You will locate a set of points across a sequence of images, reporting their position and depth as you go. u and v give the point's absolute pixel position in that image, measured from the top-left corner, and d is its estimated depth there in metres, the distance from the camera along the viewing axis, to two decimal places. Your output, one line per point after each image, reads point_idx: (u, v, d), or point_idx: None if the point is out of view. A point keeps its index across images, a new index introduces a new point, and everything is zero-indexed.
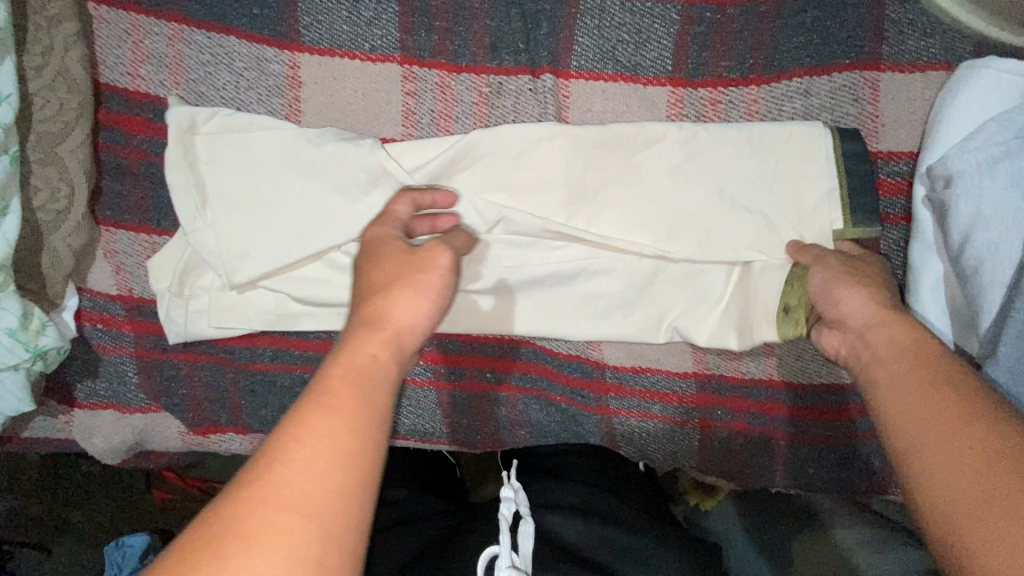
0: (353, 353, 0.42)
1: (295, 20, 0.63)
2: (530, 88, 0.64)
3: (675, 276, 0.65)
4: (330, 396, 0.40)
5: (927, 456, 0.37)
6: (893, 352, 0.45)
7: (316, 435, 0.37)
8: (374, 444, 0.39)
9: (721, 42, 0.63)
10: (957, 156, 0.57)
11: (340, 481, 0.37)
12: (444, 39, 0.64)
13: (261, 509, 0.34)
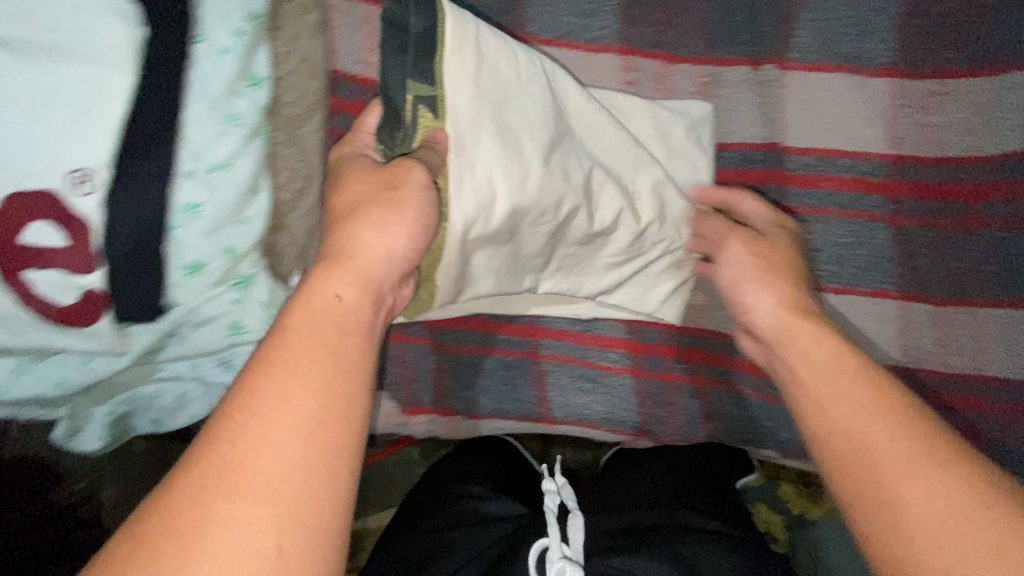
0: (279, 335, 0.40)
1: (524, 11, 0.65)
2: (747, 78, 0.65)
3: (883, 261, 0.66)
4: (272, 377, 0.38)
5: (897, 494, 0.39)
6: (819, 371, 0.47)
7: (275, 391, 0.37)
8: (324, 444, 0.37)
9: (945, 33, 0.63)
10: None
11: (297, 478, 0.35)
12: (665, 30, 0.65)
13: (210, 490, 0.34)
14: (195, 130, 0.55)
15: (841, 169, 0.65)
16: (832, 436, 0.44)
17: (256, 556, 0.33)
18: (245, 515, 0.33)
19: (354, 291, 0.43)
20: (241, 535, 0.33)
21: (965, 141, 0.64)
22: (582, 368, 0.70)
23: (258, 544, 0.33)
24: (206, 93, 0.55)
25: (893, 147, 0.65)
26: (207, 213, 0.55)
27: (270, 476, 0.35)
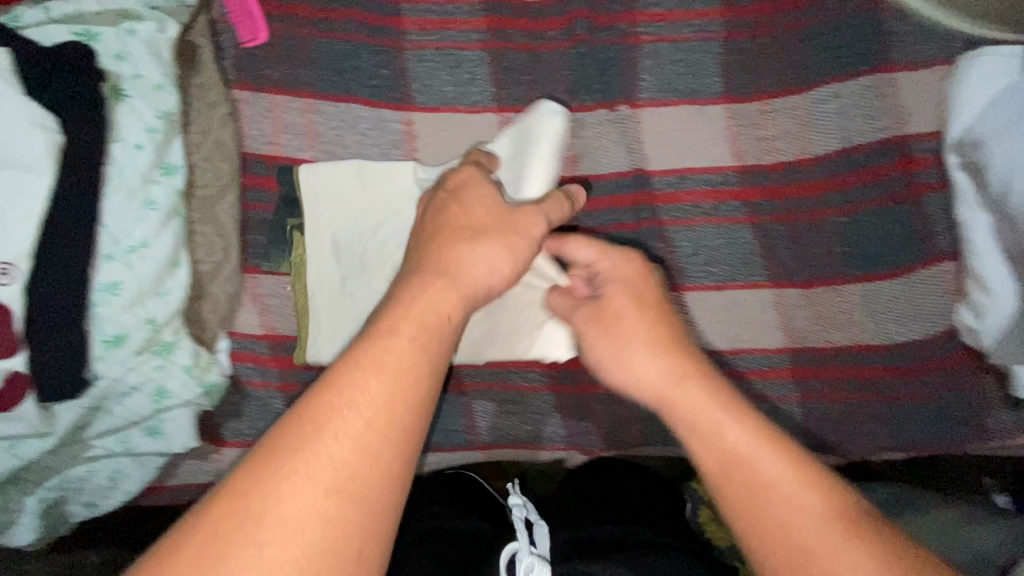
0: (346, 367, 0.45)
1: (409, 86, 0.75)
2: (607, 119, 0.76)
3: (751, 255, 0.75)
4: (343, 409, 0.43)
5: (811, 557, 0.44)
6: (704, 431, 0.50)
7: (342, 400, 0.43)
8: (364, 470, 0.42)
9: (761, 63, 0.76)
10: (985, 120, 0.68)
11: (367, 474, 0.42)
12: (532, 88, 0.76)
13: (262, 489, 0.40)
14: (113, 219, 0.61)
15: (700, 184, 0.75)
16: (736, 510, 0.47)
17: (326, 540, 0.39)
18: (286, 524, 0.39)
19: (416, 339, 0.48)
20: (290, 529, 0.39)
21: (800, 147, 0.74)
22: (504, 392, 0.76)
23: (311, 539, 0.39)
24: (123, 186, 0.62)
25: (739, 159, 0.75)
26: (127, 290, 0.60)
27: (314, 476, 0.41)
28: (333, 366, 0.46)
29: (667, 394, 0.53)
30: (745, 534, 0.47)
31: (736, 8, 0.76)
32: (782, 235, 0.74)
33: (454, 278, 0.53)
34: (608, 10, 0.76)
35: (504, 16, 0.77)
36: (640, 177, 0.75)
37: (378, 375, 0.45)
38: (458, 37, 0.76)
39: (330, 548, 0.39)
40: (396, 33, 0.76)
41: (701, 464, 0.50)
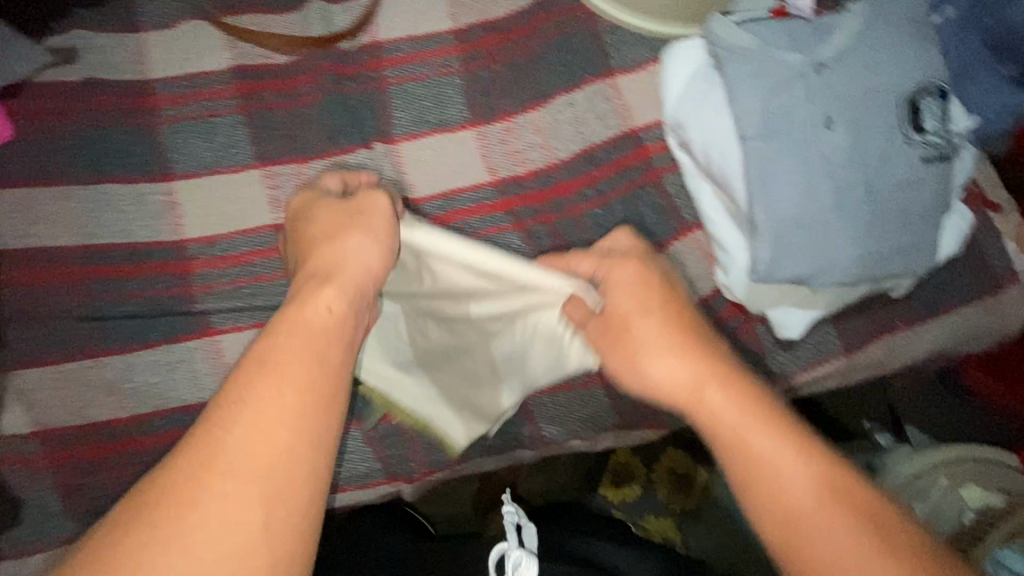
0: (260, 355, 0.47)
1: (167, 159, 0.77)
2: (369, 157, 0.80)
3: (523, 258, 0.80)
4: (236, 416, 0.43)
5: (782, 483, 0.48)
6: (729, 414, 0.52)
7: (253, 393, 0.44)
8: (281, 472, 0.42)
9: (500, 86, 0.83)
10: (683, 99, 0.75)
11: (291, 443, 0.43)
12: (291, 141, 0.80)
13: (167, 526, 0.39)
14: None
15: (464, 203, 0.80)
16: (742, 483, 0.49)
17: (240, 526, 0.40)
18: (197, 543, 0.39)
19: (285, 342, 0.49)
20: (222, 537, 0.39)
21: (546, 153, 0.82)
22: None
23: (220, 539, 0.39)
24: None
25: (493, 174, 0.81)
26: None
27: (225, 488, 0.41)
28: (244, 364, 0.47)
29: (693, 389, 0.55)
30: (765, 528, 0.48)
31: (470, 42, 0.84)
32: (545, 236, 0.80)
33: (342, 273, 0.57)
34: (354, 62, 0.83)
35: (258, 82, 0.82)
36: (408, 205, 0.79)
37: (277, 381, 0.45)
38: (214, 107, 0.80)
39: (242, 544, 0.39)
40: (150, 112, 0.79)
41: (723, 451, 0.51)
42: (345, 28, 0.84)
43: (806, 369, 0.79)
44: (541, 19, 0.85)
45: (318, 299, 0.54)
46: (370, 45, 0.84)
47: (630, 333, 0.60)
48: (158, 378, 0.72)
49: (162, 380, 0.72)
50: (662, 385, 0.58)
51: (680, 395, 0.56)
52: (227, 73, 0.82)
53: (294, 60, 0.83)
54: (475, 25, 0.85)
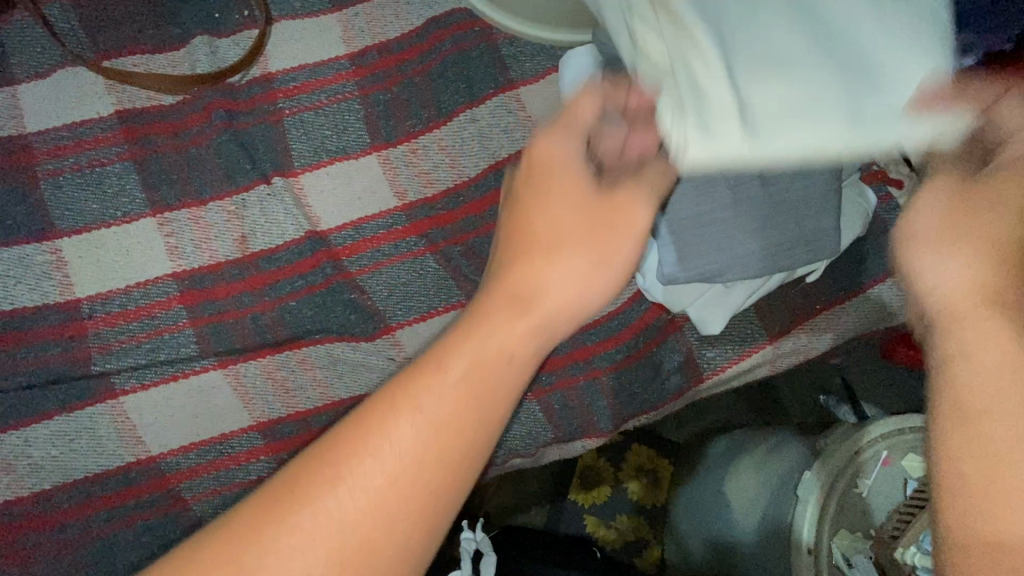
0: (542, 220, 0.50)
1: (55, 214, 0.74)
2: (269, 192, 0.78)
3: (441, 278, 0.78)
4: (443, 367, 0.44)
5: (959, 380, 0.34)
6: (987, 356, 0.34)
7: (459, 362, 0.44)
8: (484, 397, 0.44)
9: (399, 109, 0.83)
10: None
11: (432, 450, 0.42)
12: (188, 183, 0.77)
13: (359, 462, 0.41)
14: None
15: (375, 229, 0.78)
16: (962, 421, 0.33)
17: (372, 514, 0.40)
18: (399, 508, 0.41)
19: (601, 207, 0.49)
20: (381, 500, 0.40)
21: (454, 172, 0.81)
22: (229, 493, 0.68)
23: (332, 530, 0.39)
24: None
25: (401, 198, 0.80)
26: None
27: (394, 435, 0.41)
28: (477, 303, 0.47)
29: (950, 311, 0.37)
30: (966, 536, 0.32)
31: (366, 66, 0.84)
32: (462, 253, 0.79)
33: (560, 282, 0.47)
34: (247, 96, 0.82)
35: (146, 124, 0.79)
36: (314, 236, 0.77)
37: (520, 304, 0.47)
38: (99, 154, 0.77)
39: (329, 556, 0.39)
40: (29, 167, 0.75)
41: (938, 370, 0.36)
42: (236, 61, 0.83)
43: (733, 362, 0.80)
44: (435, 36, 0.85)
45: (554, 206, 0.50)
46: (263, 77, 0.82)
47: (938, 231, 0.40)
48: (58, 449, 0.67)
49: (63, 450, 0.67)
50: (924, 295, 0.39)
51: (946, 310, 0.37)
52: (110, 117, 0.78)
53: (182, 99, 0.80)
54: (369, 49, 0.84)
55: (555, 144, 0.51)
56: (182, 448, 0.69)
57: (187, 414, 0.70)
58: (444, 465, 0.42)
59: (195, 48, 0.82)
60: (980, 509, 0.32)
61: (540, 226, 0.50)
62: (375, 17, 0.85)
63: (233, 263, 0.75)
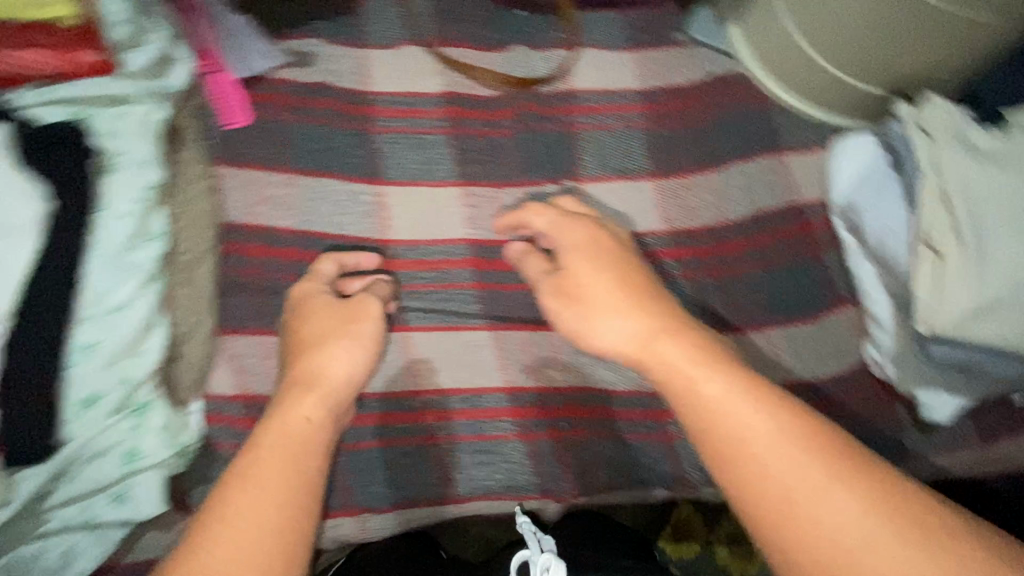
0: (307, 336, 0.65)
1: (378, 164, 0.84)
2: (557, 190, 0.87)
3: (689, 304, 0.86)
4: (258, 458, 0.54)
5: (744, 441, 0.50)
6: (795, 474, 0.47)
7: (257, 460, 0.54)
8: (303, 452, 0.56)
9: (679, 146, 0.90)
10: (857, 190, 0.85)
11: (272, 512, 0.51)
12: (489, 167, 0.87)
13: (238, 496, 0.51)
14: (93, 289, 0.62)
15: (640, 245, 0.86)
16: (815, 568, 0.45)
17: (232, 559, 0.48)
18: (246, 517, 0.50)
19: (624, 287, 0.63)
20: (263, 515, 0.50)
21: (719, 213, 0.88)
22: (477, 441, 0.79)
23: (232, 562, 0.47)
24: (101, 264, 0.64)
25: (667, 224, 0.87)
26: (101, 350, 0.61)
27: (245, 484, 0.52)
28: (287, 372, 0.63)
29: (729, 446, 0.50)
30: None
31: (655, 104, 0.92)
32: (713, 285, 0.86)
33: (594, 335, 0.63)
34: (550, 104, 0.91)
35: (465, 107, 0.89)
36: None
37: (333, 347, 0.64)
38: (424, 124, 0.88)
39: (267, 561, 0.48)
40: (368, 121, 0.86)
41: (760, 528, 0.48)
42: (544, 73, 0.93)
43: (942, 453, 0.83)
44: (718, 93, 0.95)
45: (334, 343, 0.64)
46: (566, 91, 0.92)
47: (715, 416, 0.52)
48: None
49: None
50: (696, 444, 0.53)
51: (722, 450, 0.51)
52: (437, 96, 0.89)
53: (497, 93, 0.90)
54: (658, 89, 0.94)
55: (544, 218, 0.74)
56: (455, 390, 0.79)
57: (459, 363, 0.80)
58: (266, 481, 0.53)
59: (513, 52, 0.93)
60: (772, 509, 0.47)
61: (319, 285, 0.71)
62: (668, 66, 0.96)
63: None
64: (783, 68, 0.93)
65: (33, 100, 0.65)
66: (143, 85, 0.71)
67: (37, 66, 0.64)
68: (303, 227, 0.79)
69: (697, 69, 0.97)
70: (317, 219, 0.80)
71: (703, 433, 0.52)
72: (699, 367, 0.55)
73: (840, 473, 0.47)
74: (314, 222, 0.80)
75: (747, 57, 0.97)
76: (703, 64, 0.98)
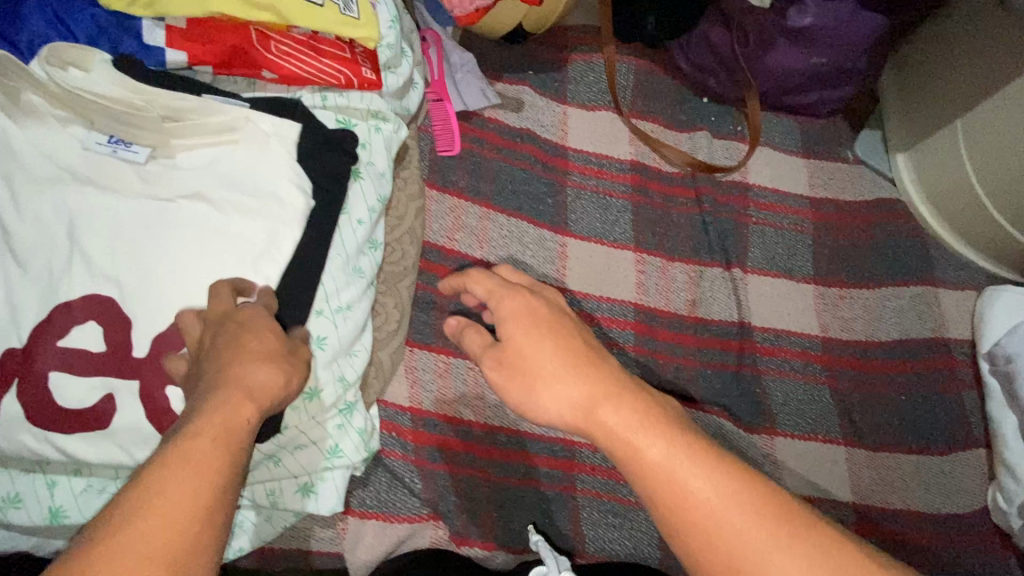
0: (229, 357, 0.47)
1: (565, 215, 0.89)
2: (722, 274, 0.91)
3: (828, 411, 0.87)
4: (185, 439, 0.38)
5: (693, 508, 0.41)
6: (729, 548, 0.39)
7: (194, 445, 0.38)
8: (235, 448, 0.40)
9: (839, 257, 0.95)
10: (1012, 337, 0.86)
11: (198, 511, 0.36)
12: (662, 239, 0.91)
13: (170, 476, 0.36)
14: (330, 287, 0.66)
15: (791, 343, 0.89)
16: None
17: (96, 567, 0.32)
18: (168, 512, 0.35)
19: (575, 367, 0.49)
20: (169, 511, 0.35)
21: (868, 330, 0.91)
22: (614, 501, 0.79)
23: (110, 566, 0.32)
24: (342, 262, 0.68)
25: (820, 330, 0.90)
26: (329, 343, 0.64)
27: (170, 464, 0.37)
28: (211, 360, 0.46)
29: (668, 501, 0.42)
30: None
31: (822, 212, 0.97)
32: (853, 397, 0.88)
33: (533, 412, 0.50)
34: (725, 192, 0.96)
35: (648, 178, 0.95)
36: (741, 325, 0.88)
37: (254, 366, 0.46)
38: (609, 186, 0.93)
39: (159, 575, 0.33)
40: (560, 172, 0.92)
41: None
42: (723, 162, 0.98)
43: None
44: (881, 215, 0.99)
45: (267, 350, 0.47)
46: (741, 182, 0.97)
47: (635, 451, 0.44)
48: None
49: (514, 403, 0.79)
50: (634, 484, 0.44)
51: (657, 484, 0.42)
52: (624, 162, 0.95)
53: (678, 172, 0.96)
54: (826, 200, 0.99)
55: (481, 288, 0.57)
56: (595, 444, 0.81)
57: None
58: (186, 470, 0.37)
59: (698, 138, 0.99)
60: None
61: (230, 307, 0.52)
62: (835, 180, 1.01)
63: (678, 317, 0.87)
64: (945, 205, 0.97)
65: (313, 102, 0.69)
66: (394, 106, 0.77)
67: (327, 73, 0.68)
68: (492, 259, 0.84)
69: (862, 188, 1.02)
70: (504, 255, 0.84)
71: (665, 500, 0.42)
72: (642, 431, 0.44)
73: (786, 537, 0.39)
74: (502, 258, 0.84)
75: (911, 187, 1.02)
76: (867, 184, 1.02)
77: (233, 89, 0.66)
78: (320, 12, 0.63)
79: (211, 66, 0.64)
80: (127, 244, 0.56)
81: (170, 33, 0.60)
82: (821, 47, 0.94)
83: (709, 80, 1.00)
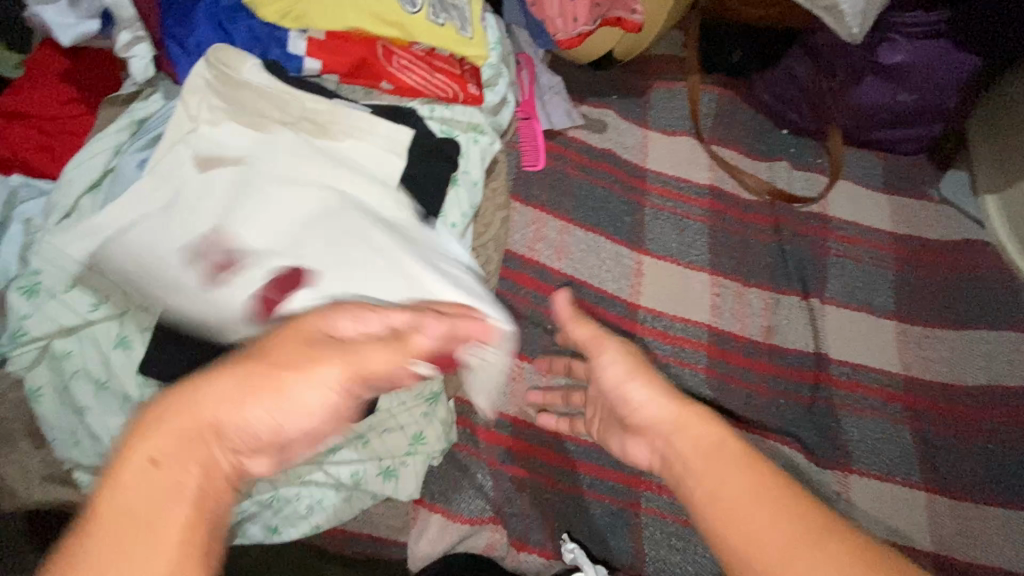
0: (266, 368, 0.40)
1: (642, 234, 0.91)
2: (798, 303, 0.90)
3: (909, 453, 0.84)
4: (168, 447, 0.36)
5: (732, 499, 0.40)
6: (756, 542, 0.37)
7: (169, 464, 0.35)
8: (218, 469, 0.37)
9: (923, 297, 0.92)
10: None
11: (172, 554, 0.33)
12: (738, 264, 0.92)
13: (141, 493, 0.34)
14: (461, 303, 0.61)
15: (869, 379, 0.87)
16: None
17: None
18: (125, 559, 0.32)
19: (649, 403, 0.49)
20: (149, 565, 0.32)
21: (953, 372, 0.88)
22: (677, 523, 0.78)
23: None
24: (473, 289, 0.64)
25: (901, 368, 0.88)
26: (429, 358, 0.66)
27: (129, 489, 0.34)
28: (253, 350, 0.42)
29: (712, 506, 0.41)
30: None
31: (904, 249, 0.96)
32: (936, 441, 0.84)
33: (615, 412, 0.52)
34: (805, 223, 0.96)
35: (725, 205, 0.96)
36: (817, 356, 0.87)
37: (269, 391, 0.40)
38: (687, 210, 0.94)
39: None
40: (639, 194, 0.94)
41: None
42: (802, 194, 0.99)
43: None
44: (969, 257, 0.96)
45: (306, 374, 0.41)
46: (820, 214, 0.97)
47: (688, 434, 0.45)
48: None
49: None
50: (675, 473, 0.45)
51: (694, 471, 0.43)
52: (703, 188, 0.96)
53: (756, 200, 0.97)
54: (909, 237, 0.97)
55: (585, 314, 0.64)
56: None
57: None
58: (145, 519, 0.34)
59: (777, 168, 1.00)
60: None
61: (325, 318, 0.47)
62: (919, 218, 0.99)
63: (752, 342, 0.87)
64: None
65: (423, 112, 0.75)
66: (491, 120, 0.82)
67: (438, 86, 0.74)
68: (570, 271, 0.86)
69: (948, 228, 0.99)
70: (582, 269, 0.87)
71: (707, 496, 0.41)
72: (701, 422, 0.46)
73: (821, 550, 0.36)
74: (580, 271, 0.86)
75: (1002, 230, 0.98)
76: (953, 224, 1.00)
77: (354, 97, 0.72)
78: (442, 31, 0.69)
79: (339, 75, 0.70)
80: (269, 241, 0.62)
81: (310, 44, 0.67)
82: (913, 83, 0.95)
83: (790, 112, 1.01)
